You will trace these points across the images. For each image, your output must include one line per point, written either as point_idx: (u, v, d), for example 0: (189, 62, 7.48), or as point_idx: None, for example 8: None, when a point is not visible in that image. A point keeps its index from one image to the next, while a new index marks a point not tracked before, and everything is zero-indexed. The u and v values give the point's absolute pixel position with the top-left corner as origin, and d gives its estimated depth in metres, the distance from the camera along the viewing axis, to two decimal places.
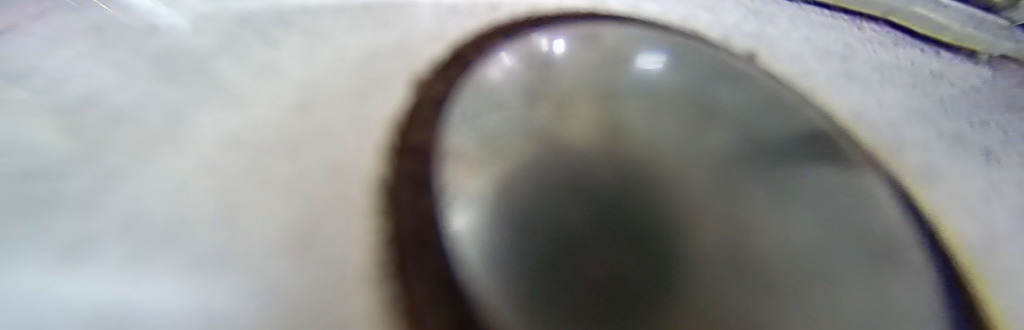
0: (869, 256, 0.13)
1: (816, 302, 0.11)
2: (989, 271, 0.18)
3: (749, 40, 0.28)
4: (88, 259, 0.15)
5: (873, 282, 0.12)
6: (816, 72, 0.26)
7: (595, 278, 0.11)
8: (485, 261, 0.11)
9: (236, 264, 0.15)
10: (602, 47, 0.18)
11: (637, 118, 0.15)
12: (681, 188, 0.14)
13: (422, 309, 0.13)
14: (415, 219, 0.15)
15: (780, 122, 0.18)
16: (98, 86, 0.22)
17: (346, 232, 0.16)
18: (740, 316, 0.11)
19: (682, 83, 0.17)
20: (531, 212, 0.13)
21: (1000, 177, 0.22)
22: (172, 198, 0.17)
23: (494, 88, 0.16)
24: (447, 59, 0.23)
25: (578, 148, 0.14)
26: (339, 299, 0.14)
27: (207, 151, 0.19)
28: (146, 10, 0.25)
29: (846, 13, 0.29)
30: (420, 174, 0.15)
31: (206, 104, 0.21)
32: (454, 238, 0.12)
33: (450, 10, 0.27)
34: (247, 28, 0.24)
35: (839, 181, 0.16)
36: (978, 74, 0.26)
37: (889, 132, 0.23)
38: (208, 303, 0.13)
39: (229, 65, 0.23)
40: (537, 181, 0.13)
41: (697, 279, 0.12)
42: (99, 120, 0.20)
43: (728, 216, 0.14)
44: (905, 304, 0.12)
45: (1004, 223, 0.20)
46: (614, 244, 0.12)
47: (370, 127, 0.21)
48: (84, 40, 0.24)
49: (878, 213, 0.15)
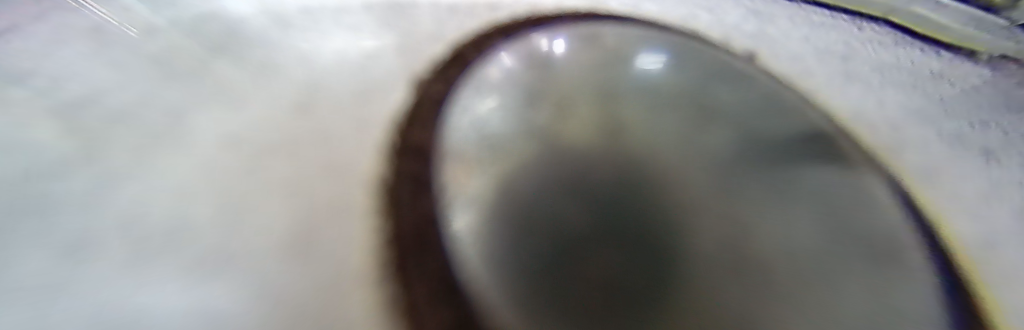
0: (871, 256, 0.13)
1: (819, 303, 0.11)
2: (988, 270, 0.18)
3: (750, 40, 0.28)
4: (86, 258, 0.15)
5: (875, 283, 0.12)
6: (817, 71, 0.26)
7: (596, 279, 0.11)
8: (485, 261, 0.12)
9: (235, 265, 0.15)
10: (602, 46, 0.18)
11: (636, 118, 0.15)
12: (682, 189, 0.14)
13: (422, 309, 0.13)
14: (414, 219, 0.14)
15: (780, 122, 0.18)
16: (99, 86, 0.22)
17: (347, 232, 0.16)
18: (740, 316, 0.11)
19: (683, 83, 0.17)
20: (532, 211, 0.13)
21: (1000, 177, 0.22)
22: (174, 197, 0.17)
23: (494, 86, 0.16)
24: (448, 59, 0.23)
25: (578, 148, 0.14)
26: (340, 298, 0.14)
27: (207, 151, 0.19)
28: (144, 9, 0.25)
29: (846, 13, 0.29)
30: (420, 173, 0.15)
31: (206, 103, 0.21)
32: (455, 238, 0.12)
33: (450, 10, 0.27)
34: (246, 27, 0.24)
35: (838, 179, 0.16)
36: (978, 74, 0.26)
37: (890, 132, 0.23)
38: (213, 303, 0.13)
39: (229, 65, 0.23)
40: (538, 181, 0.13)
41: (695, 279, 0.12)
42: (100, 120, 0.20)
43: (727, 215, 0.14)
44: (908, 306, 0.12)
45: (1002, 223, 0.20)
46: (613, 243, 0.12)
47: (370, 127, 0.21)
48: (84, 40, 0.24)
49: (880, 215, 0.15)
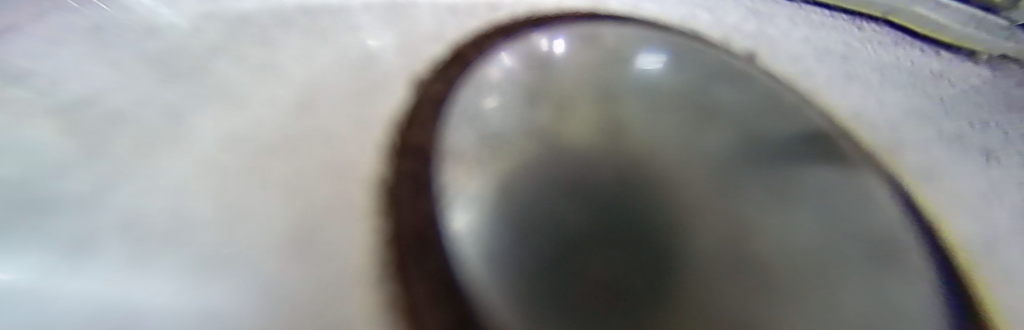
0: (870, 254, 0.13)
1: (817, 303, 0.11)
2: (987, 270, 0.18)
3: (749, 40, 0.28)
4: (87, 257, 0.15)
5: (869, 281, 0.13)
6: (816, 71, 0.26)
7: (597, 279, 0.11)
8: (486, 260, 0.11)
9: (236, 264, 0.15)
10: (602, 47, 0.18)
11: (638, 118, 0.15)
12: (683, 188, 0.14)
13: (422, 308, 0.13)
14: (413, 218, 0.14)
15: (780, 122, 0.18)
16: (99, 87, 0.22)
17: (346, 232, 0.16)
18: (740, 317, 0.11)
19: (682, 83, 0.17)
20: (532, 211, 0.12)
21: (999, 177, 0.22)
22: (172, 196, 0.17)
23: (494, 86, 0.16)
24: (448, 59, 0.23)
25: (578, 148, 0.14)
26: (341, 299, 0.14)
27: (206, 151, 0.19)
28: (145, 10, 0.25)
29: (846, 13, 0.29)
30: (419, 172, 0.15)
31: (206, 103, 0.21)
32: (455, 238, 0.12)
33: (450, 10, 0.27)
34: (248, 28, 0.25)
35: (838, 181, 0.16)
36: (978, 74, 0.26)
37: (890, 132, 0.23)
38: (212, 303, 0.13)
39: (231, 66, 0.23)
40: (537, 182, 0.13)
41: (696, 279, 0.12)
42: (99, 120, 0.20)
43: (727, 215, 0.14)
44: (903, 303, 0.12)
45: (1001, 222, 0.20)
46: (613, 243, 0.12)
47: (371, 127, 0.21)
48: (84, 40, 0.24)
49: (879, 213, 0.15)
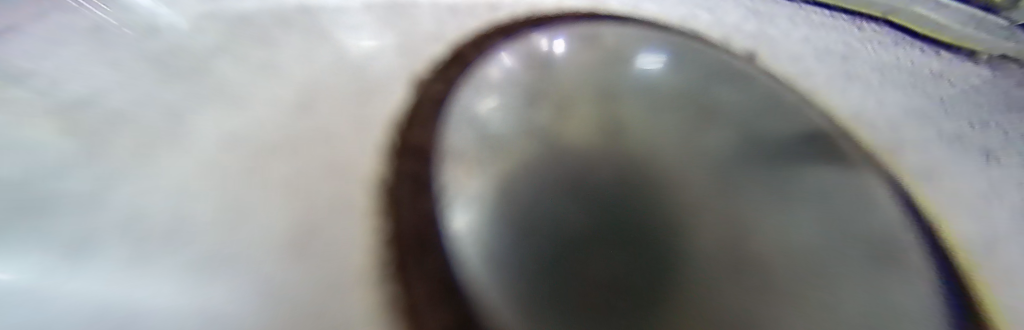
0: (869, 254, 0.13)
1: (817, 303, 0.11)
2: (987, 270, 0.18)
3: (750, 40, 0.28)
4: (87, 257, 0.15)
5: (868, 282, 0.13)
6: (816, 71, 0.26)
7: (597, 278, 0.11)
8: (486, 260, 0.11)
9: (236, 264, 0.15)
10: (602, 47, 0.18)
11: (638, 118, 0.15)
12: (683, 188, 0.14)
13: (422, 308, 0.13)
14: (413, 218, 0.14)
15: (780, 122, 0.18)
16: (99, 87, 0.22)
17: (346, 232, 0.16)
18: (739, 317, 0.11)
19: (682, 83, 0.17)
20: (532, 211, 0.12)
21: (999, 177, 0.22)
22: (172, 197, 0.17)
23: (494, 86, 0.16)
24: (448, 59, 0.23)
25: (578, 148, 0.14)
26: (342, 299, 0.14)
27: (207, 151, 0.19)
28: (145, 10, 0.25)
29: (846, 13, 0.29)
30: (419, 172, 0.15)
31: (206, 103, 0.21)
32: (455, 238, 0.12)
33: (450, 10, 0.27)
34: (248, 28, 0.25)
35: (838, 181, 0.16)
36: (978, 74, 0.26)
37: (890, 132, 0.23)
38: (213, 303, 0.13)
39: (231, 66, 0.23)
40: (536, 182, 0.13)
41: (695, 278, 0.12)
42: (99, 120, 0.20)
43: (727, 215, 0.14)
44: (903, 304, 0.12)
45: (1002, 222, 0.20)
46: (613, 243, 0.12)
47: (371, 127, 0.21)
48: (84, 40, 0.24)
49: (879, 213, 0.15)
